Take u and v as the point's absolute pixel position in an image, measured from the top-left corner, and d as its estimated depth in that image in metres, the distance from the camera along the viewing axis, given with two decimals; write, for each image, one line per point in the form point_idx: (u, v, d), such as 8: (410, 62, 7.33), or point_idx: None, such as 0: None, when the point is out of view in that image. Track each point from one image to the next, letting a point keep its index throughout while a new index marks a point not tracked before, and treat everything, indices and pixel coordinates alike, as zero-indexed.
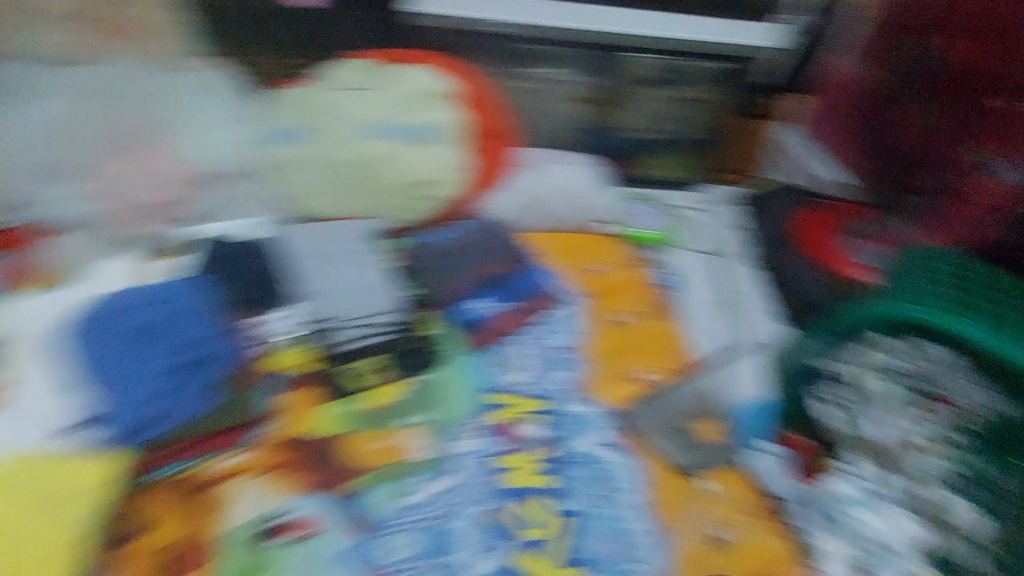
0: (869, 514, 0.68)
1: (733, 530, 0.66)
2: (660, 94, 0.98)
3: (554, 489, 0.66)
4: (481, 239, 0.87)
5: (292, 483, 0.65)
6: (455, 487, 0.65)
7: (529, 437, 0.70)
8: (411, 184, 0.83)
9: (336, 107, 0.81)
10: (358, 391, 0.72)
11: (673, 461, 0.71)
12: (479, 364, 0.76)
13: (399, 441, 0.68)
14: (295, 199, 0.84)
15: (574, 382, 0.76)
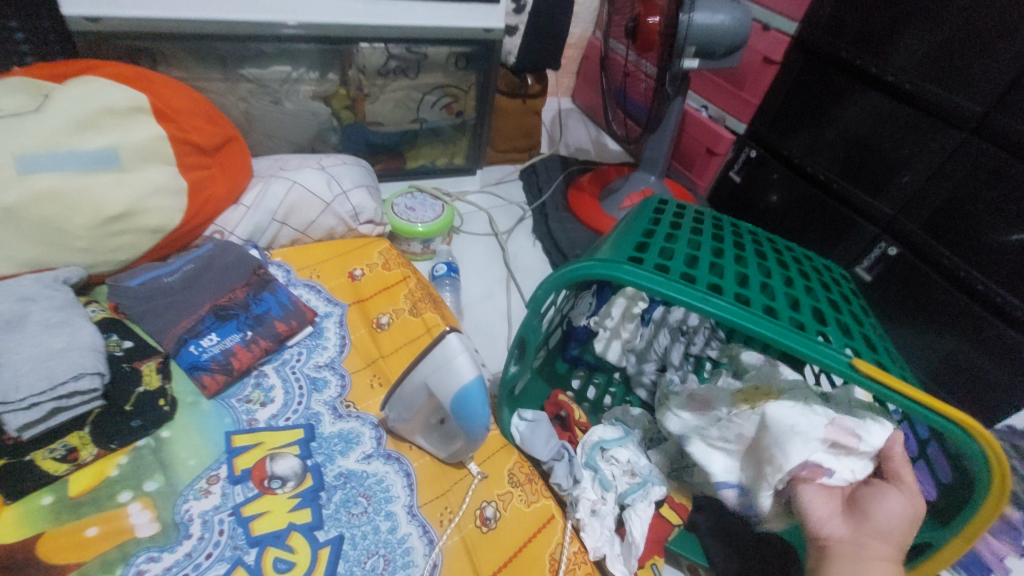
0: (618, 449, 0.74)
1: (500, 502, 0.68)
2: (403, 86, 1.10)
3: (307, 519, 0.62)
4: (210, 266, 0.79)
5: None
6: (192, 552, 0.58)
7: (281, 474, 0.65)
8: (104, 222, 0.75)
9: None
10: (66, 474, 0.61)
11: (437, 454, 0.70)
12: (222, 409, 0.69)
13: (117, 523, 0.58)
14: None
15: (337, 399, 0.74)
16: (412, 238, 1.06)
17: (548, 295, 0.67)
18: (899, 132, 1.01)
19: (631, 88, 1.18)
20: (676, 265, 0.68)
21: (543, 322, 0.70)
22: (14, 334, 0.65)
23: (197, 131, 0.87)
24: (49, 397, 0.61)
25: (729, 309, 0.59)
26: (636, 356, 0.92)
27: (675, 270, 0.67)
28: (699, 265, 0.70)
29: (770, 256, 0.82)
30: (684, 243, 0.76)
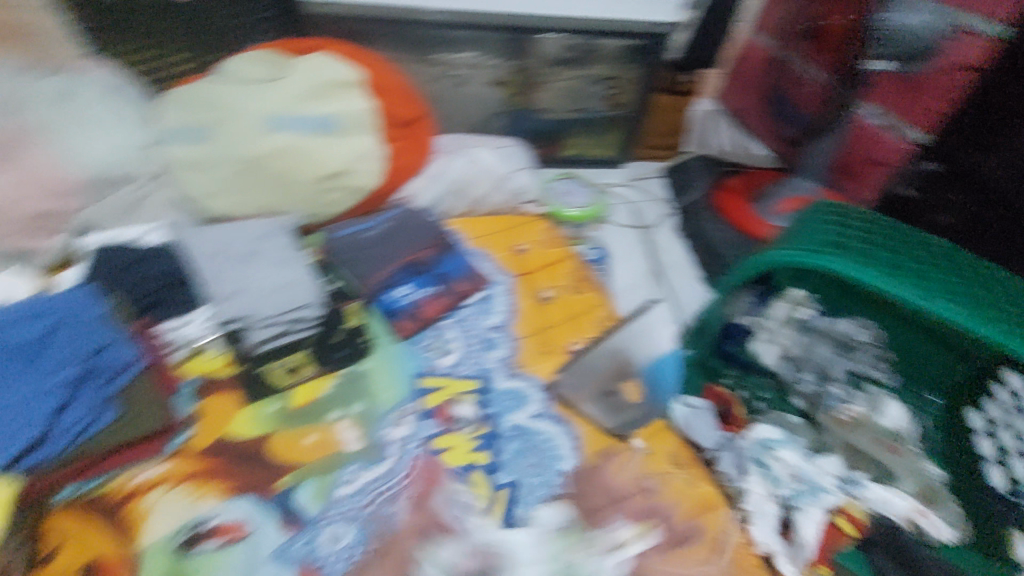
0: (784, 451, 0.70)
1: (663, 479, 0.69)
2: (572, 76, 1.14)
3: (486, 462, 0.67)
4: (403, 226, 0.87)
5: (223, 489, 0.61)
6: (390, 472, 0.64)
7: (462, 417, 0.71)
8: (320, 178, 0.86)
9: (240, 105, 0.85)
10: (288, 388, 0.70)
11: (603, 424, 0.73)
12: (411, 352, 0.77)
13: (330, 436, 0.66)
14: (202, 198, 0.85)
15: (507, 359, 0.79)
16: (563, 222, 1.09)
17: None
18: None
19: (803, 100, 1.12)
20: (879, 254, 0.73)
21: None
22: (253, 265, 0.76)
23: (398, 105, 0.96)
24: (284, 318, 0.72)
25: (937, 306, 0.66)
26: (793, 364, 0.82)
27: (879, 256, 0.72)
28: (904, 255, 0.73)
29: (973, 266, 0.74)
30: (883, 232, 0.77)
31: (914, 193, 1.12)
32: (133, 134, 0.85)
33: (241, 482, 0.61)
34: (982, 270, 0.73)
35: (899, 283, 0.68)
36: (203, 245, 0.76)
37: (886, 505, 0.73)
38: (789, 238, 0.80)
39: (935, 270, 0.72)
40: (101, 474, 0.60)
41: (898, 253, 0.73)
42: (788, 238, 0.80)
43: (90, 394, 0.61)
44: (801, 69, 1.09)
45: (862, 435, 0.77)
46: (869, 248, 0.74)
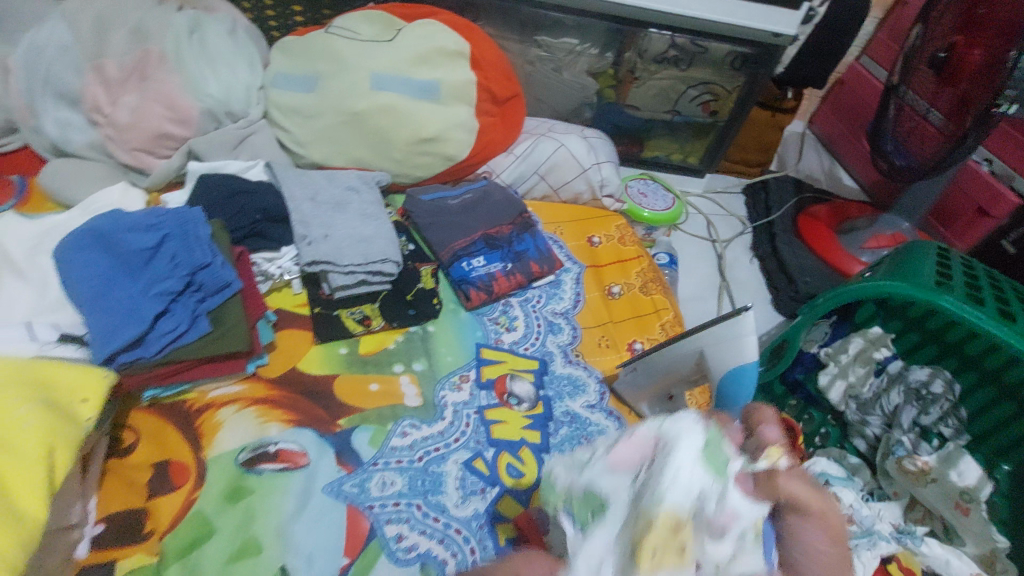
0: (842, 489, 0.70)
1: None
2: (671, 76, 1.12)
3: (537, 441, 0.67)
4: (485, 199, 0.89)
5: (290, 419, 0.63)
6: (444, 432, 0.66)
7: (517, 394, 0.71)
8: (413, 140, 0.88)
9: (351, 60, 0.88)
10: (358, 334, 0.72)
11: None
12: (475, 323, 0.78)
13: (391, 387, 0.68)
14: (301, 144, 0.89)
15: (569, 345, 0.79)
16: (637, 222, 1.08)
17: None
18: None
19: (915, 134, 1.02)
20: (990, 300, 0.71)
21: None
22: (340, 214, 0.79)
23: (496, 82, 0.97)
24: (362, 269, 0.74)
25: None
26: (859, 405, 0.83)
27: (989, 302, 0.70)
28: (1013, 307, 0.71)
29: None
30: (988, 281, 0.75)
31: (1012, 250, 1.06)
32: (246, 74, 0.90)
33: (304, 416, 0.64)
34: None
35: (1016, 333, 0.66)
36: (298, 188, 0.79)
37: (946, 566, 0.67)
38: (885, 271, 0.78)
39: None
40: (182, 383, 0.62)
41: (1008, 304, 0.71)
42: (884, 270, 0.78)
43: (189, 306, 0.62)
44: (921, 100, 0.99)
45: (931, 489, 0.73)
46: (978, 292, 0.72)
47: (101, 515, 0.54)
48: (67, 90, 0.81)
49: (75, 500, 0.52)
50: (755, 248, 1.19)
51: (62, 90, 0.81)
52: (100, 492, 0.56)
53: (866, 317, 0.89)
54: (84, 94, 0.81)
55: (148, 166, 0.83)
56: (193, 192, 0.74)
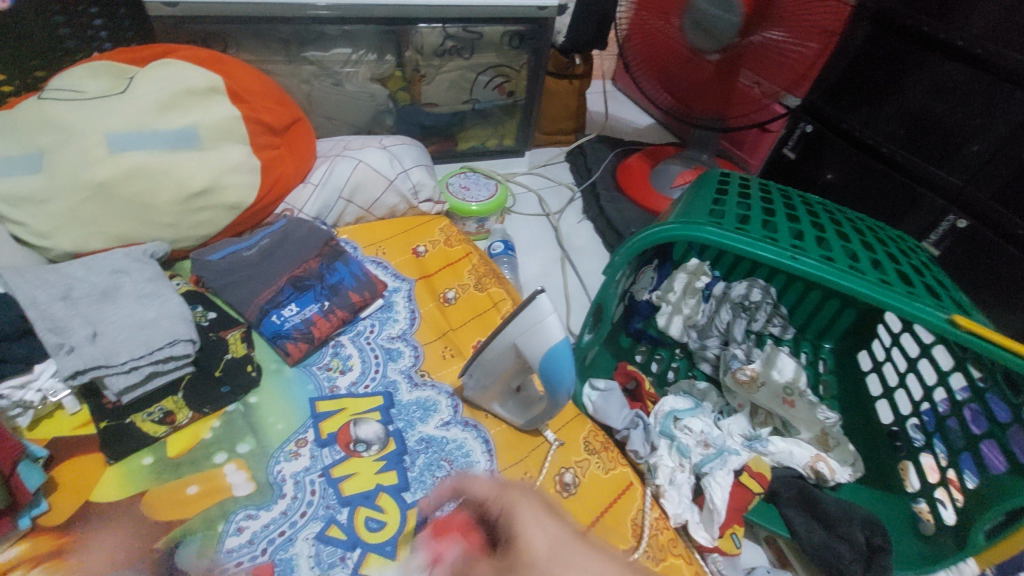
0: (692, 419, 0.74)
1: (578, 468, 0.68)
2: (458, 66, 1.11)
3: (394, 482, 0.63)
4: (285, 240, 0.81)
5: (90, 563, 0.53)
6: (287, 511, 0.59)
7: (365, 438, 0.66)
8: (188, 198, 0.79)
9: (76, 124, 0.75)
10: (163, 436, 0.63)
11: (513, 422, 0.70)
12: (305, 377, 0.72)
13: (215, 482, 0.60)
14: (44, 236, 0.75)
15: (412, 368, 0.75)
16: (467, 218, 1.06)
17: (627, 262, 0.74)
18: (890, 76, 0.95)
19: (692, 85, 1.08)
20: (756, 220, 0.74)
21: (617, 289, 0.76)
22: (110, 304, 0.68)
23: (267, 112, 0.89)
24: (147, 361, 0.64)
25: (819, 267, 0.65)
26: (698, 332, 0.90)
27: (751, 221, 0.73)
28: (777, 221, 0.75)
29: (828, 227, 0.77)
30: (756, 203, 0.80)
31: (794, 155, 1.17)
32: None
33: (111, 554, 0.54)
34: (837, 233, 0.76)
35: (781, 248, 0.67)
36: (46, 289, 0.66)
37: (789, 456, 0.75)
38: (675, 213, 0.81)
39: (808, 234, 0.73)
40: None
41: (771, 219, 0.75)
42: (674, 213, 0.81)
43: None
44: (679, 58, 1.05)
45: (763, 392, 0.79)
46: (744, 216, 0.75)
47: None
48: None
49: None
50: (585, 212, 1.23)
51: None
52: None
53: (682, 252, 0.96)
54: None
55: None
56: None
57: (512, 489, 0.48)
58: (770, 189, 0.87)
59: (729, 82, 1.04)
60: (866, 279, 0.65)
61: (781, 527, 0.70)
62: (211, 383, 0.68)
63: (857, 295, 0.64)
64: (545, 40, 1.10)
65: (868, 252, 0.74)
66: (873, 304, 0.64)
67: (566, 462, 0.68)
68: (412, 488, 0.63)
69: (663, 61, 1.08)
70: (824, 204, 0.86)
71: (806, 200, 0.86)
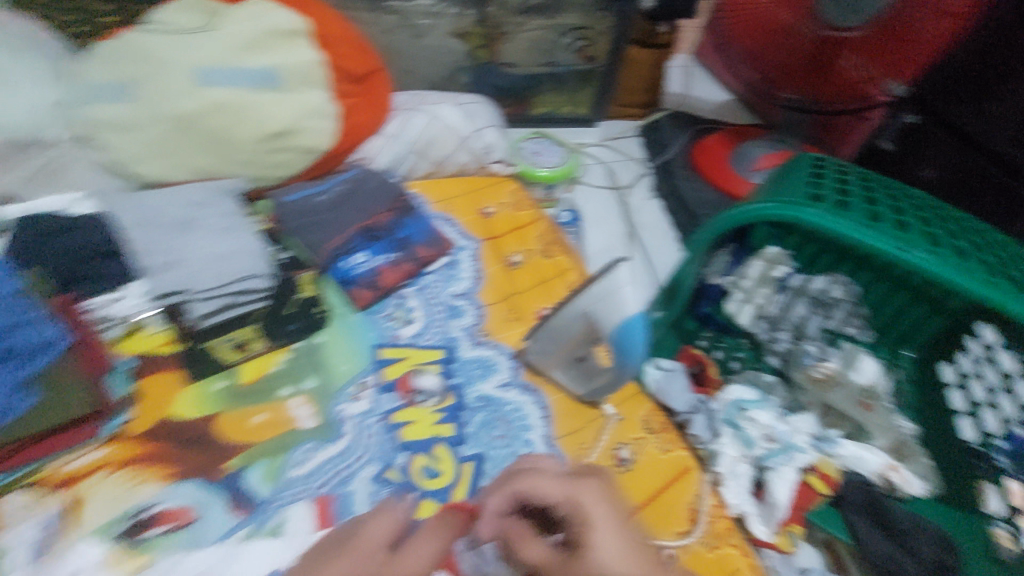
0: (758, 411, 0.70)
1: (635, 445, 0.67)
2: (540, 26, 1.07)
3: (451, 435, 0.64)
4: (358, 189, 0.80)
5: (168, 473, 0.57)
6: (348, 449, 0.61)
7: (425, 388, 0.67)
8: (268, 137, 0.79)
9: (166, 53, 0.75)
10: (236, 364, 0.64)
11: (572, 391, 0.70)
12: (370, 324, 0.72)
13: (282, 414, 0.62)
14: (128, 163, 0.76)
15: (473, 327, 0.75)
16: (535, 184, 1.04)
17: (709, 244, 0.78)
18: (1006, 68, 0.86)
19: (784, 56, 0.96)
20: (859, 203, 0.69)
21: (695, 268, 0.81)
22: (188, 236, 0.68)
23: (350, 59, 0.88)
24: (226, 292, 0.66)
25: (929, 259, 0.62)
26: (769, 323, 0.82)
27: (853, 204, 0.69)
28: (880, 206, 0.70)
29: (938, 222, 0.71)
30: (857, 186, 0.74)
31: (891, 147, 1.05)
32: (42, 92, 0.72)
33: (185, 467, 0.57)
34: (946, 227, 0.71)
35: (888, 236, 0.64)
36: (136, 213, 0.68)
37: (859, 462, 0.71)
38: (763, 192, 0.77)
39: (915, 222, 0.69)
40: (27, 463, 0.53)
41: (874, 203, 0.71)
42: (763, 192, 0.77)
43: (13, 377, 0.53)
44: (780, 24, 0.92)
45: (838, 393, 0.76)
46: (845, 199, 0.70)
47: None
48: None
49: None
50: (658, 188, 1.20)
51: None
52: None
53: None
54: None
55: None
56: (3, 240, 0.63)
57: (579, 490, 0.52)
58: (869, 177, 0.79)
59: (828, 62, 0.92)
60: (978, 275, 0.62)
61: (843, 532, 0.67)
62: (279, 322, 0.68)
63: (967, 292, 0.62)
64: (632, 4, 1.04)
65: (979, 248, 0.69)
66: (984, 302, 0.61)
67: (623, 437, 0.67)
68: (468, 443, 0.64)
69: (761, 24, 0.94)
70: (928, 200, 0.78)
71: (908, 193, 0.78)
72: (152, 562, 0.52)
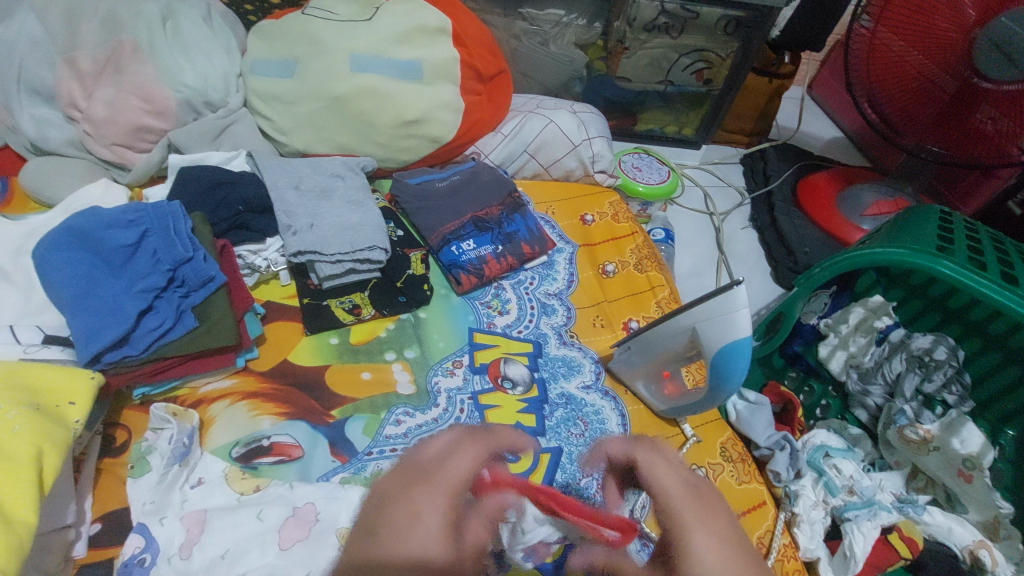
0: (843, 460, 0.70)
1: (710, 470, 0.67)
2: (663, 44, 1.07)
3: (533, 425, 0.67)
4: (474, 180, 0.87)
5: (282, 411, 0.63)
6: (438, 419, 0.66)
7: (512, 376, 0.71)
8: (401, 124, 0.87)
9: (329, 40, 0.85)
10: (349, 323, 0.72)
11: (653, 406, 0.70)
12: (467, 307, 0.77)
13: (385, 375, 0.68)
14: (283, 132, 0.87)
15: (563, 327, 0.78)
16: (632, 197, 1.05)
17: (824, 277, 0.74)
18: None
19: (906, 94, 0.85)
20: (994, 263, 0.68)
21: (804, 300, 0.77)
22: (324, 202, 0.76)
23: (481, 59, 0.93)
24: (350, 258, 0.73)
25: None
26: (860, 375, 0.80)
27: (987, 264, 0.68)
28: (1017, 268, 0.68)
29: None
30: (988, 243, 0.72)
31: (1019, 212, 0.98)
32: (224, 62, 0.87)
33: (296, 408, 0.64)
34: None
35: None
36: (282, 177, 0.76)
37: (948, 533, 0.68)
38: (883, 236, 0.76)
39: None
40: (172, 380, 0.61)
41: (1008, 266, 0.69)
42: (882, 237, 0.76)
43: (173, 302, 0.60)
44: (911, 60, 0.81)
45: (933, 457, 0.72)
46: (978, 258, 0.68)
47: (99, 514, 0.54)
48: (42, 86, 0.78)
49: (70, 501, 0.51)
50: (753, 219, 1.16)
51: (36, 86, 0.78)
52: (95, 492, 0.55)
53: (866, 286, 0.85)
54: (58, 90, 0.78)
55: (130, 161, 0.81)
56: (175, 184, 0.73)
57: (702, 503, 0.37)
58: (1001, 238, 0.75)
59: (951, 107, 0.81)
60: None
61: None
62: (391, 294, 0.75)
63: None
64: (756, 35, 1.04)
65: None
66: None
67: (699, 460, 0.67)
68: (547, 434, 0.66)
69: (887, 59, 0.83)
70: None
71: None
72: (263, 486, 0.57)
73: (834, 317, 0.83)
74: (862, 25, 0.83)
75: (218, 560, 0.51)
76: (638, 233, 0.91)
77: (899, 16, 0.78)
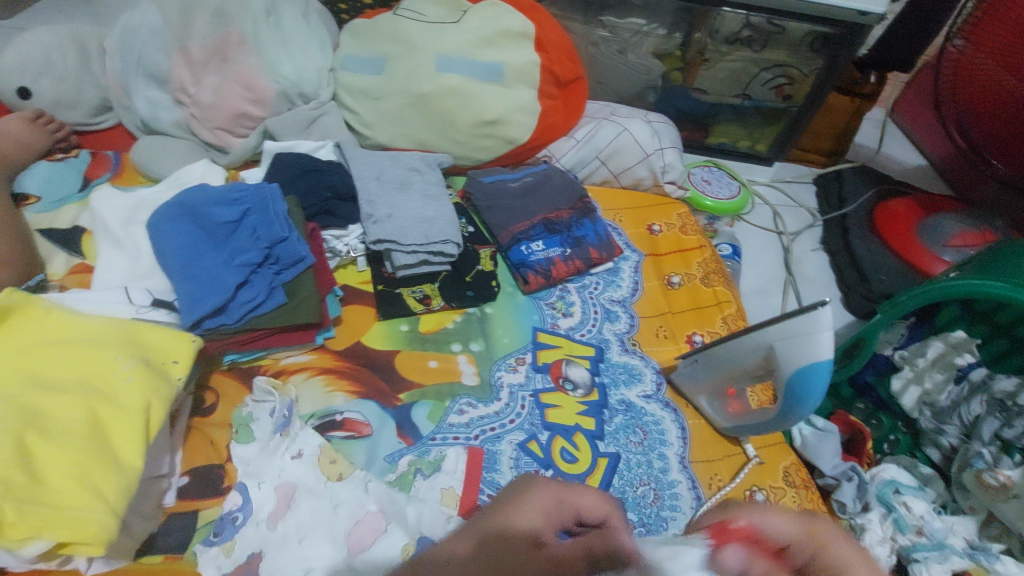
0: (913, 498, 0.67)
1: (771, 493, 0.65)
2: (743, 58, 1.06)
3: (592, 428, 0.67)
4: (545, 183, 0.88)
5: (354, 390, 0.66)
6: (500, 413, 0.67)
7: (573, 379, 0.71)
8: (479, 124, 0.89)
9: (418, 40, 0.89)
10: (419, 313, 0.74)
11: (715, 422, 0.69)
12: (532, 307, 0.78)
13: (450, 366, 0.70)
14: (368, 126, 0.91)
15: (625, 334, 0.78)
16: (699, 211, 1.04)
17: (907, 307, 0.72)
18: None
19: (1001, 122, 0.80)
20: None
21: (885, 328, 0.75)
22: (403, 194, 0.79)
23: (560, 64, 0.95)
24: (424, 250, 0.75)
25: None
26: (933, 413, 0.77)
27: None
28: None
29: None
30: None
31: None
32: (318, 56, 0.92)
33: (367, 388, 0.66)
34: None
35: None
36: (365, 168, 0.80)
37: None
38: (972, 270, 0.73)
39: None
40: (258, 350, 0.65)
41: None
42: (972, 270, 0.72)
43: (266, 278, 0.64)
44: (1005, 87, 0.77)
45: (1013, 506, 0.67)
46: None
47: (187, 468, 0.58)
48: (157, 71, 0.85)
49: (165, 453, 0.55)
50: (825, 242, 1.12)
51: (151, 70, 0.85)
52: (185, 447, 0.60)
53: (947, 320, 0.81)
54: (171, 75, 0.85)
55: (228, 145, 0.87)
56: (270, 169, 0.78)
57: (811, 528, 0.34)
58: None
59: None
60: None
61: None
62: (460, 287, 0.77)
63: None
64: (841, 54, 0.99)
65: None
66: None
67: (759, 481, 0.66)
68: (605, 439, 0.67)
69: (979, 83, 0.80)
70: None
71: None
72: (347, 474, 0.58)
73: (910, 350, 0.79)
74: (954, 46, 0.81)
75: (293, 540, 0.53)
76: (706, 247, 0.90)
77: (991, 39, 0.75)
